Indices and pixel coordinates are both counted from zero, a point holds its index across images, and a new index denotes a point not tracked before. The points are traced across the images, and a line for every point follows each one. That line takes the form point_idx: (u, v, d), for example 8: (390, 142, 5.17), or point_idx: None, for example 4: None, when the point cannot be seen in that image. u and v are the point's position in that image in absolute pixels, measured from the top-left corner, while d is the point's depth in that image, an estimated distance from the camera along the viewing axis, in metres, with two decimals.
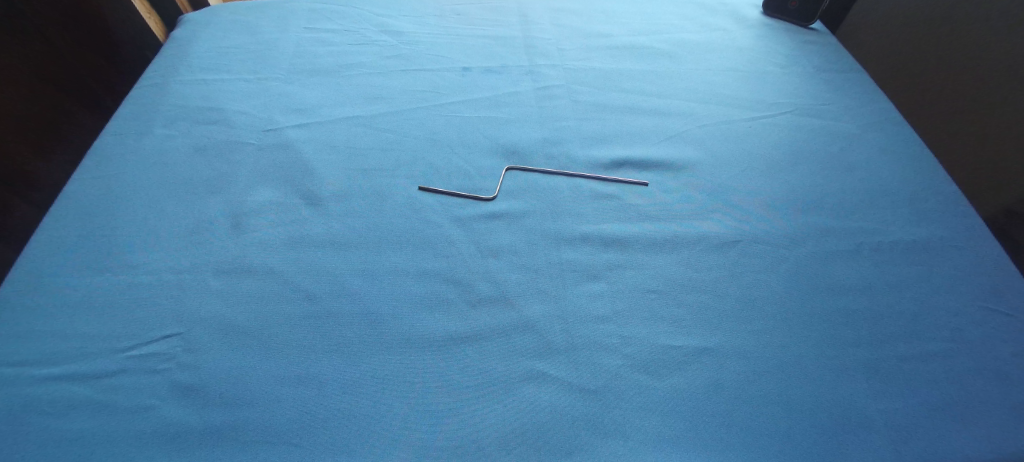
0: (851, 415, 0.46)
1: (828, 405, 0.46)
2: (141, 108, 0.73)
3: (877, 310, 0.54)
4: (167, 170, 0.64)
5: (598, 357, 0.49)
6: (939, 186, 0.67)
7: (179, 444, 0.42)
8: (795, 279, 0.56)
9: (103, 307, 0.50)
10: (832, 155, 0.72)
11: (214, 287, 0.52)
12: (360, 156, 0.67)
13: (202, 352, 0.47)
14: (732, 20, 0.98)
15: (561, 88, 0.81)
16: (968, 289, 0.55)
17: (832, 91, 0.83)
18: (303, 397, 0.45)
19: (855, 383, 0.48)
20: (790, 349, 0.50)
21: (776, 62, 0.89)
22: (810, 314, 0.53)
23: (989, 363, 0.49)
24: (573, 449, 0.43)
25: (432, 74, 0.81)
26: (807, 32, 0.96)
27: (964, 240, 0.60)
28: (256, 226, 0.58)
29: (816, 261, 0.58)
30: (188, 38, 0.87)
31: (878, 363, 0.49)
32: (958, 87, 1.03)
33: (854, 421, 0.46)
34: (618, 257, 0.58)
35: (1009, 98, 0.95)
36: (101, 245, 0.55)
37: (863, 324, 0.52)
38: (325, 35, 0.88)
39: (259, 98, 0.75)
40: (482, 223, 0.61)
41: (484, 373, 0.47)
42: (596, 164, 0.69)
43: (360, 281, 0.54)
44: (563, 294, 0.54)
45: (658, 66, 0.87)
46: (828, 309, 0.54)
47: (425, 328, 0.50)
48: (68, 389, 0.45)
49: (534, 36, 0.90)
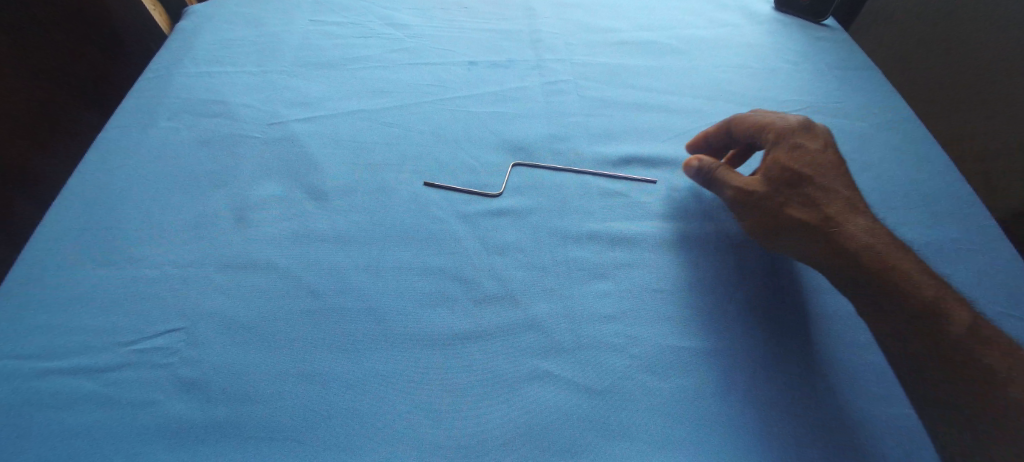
0: (827, 414, 0.46)
1: (819, 405, 0.46)
2: (146, 100, 0.72)
3: (791, 310, 0.53)
4: (170, 164, 0.63)
5: (604, 357, 0.48)
6: (951, 188, 0.66)
7: (181, 439, 0.42)
8: (715, 281, 0.55)
9: (106, 300, 0.50)
10: (844, 153, 0.71)
11: (219, 282, 0.52)
12: (364, 150, 0.67)
13: (205, 346, 0.47)
14: (742, 15, 0.97)
15: (568, 83, 0.80)
16: (979, 292, 0.55)
17: (845, 89, 0.81)
18: (305, 395, 0.45)
19: (836, 383, 0.48)
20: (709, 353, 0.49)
21: (786, 59, 0.87)
22: (728, 317, 0.52)
23: None
24: (578, 449, 0.43)
25: (438, 69, 0.80)
26: (818, 28, 0.95)
27: (973, 242, 0.60)
28: (259, 220, 0.58)
29: (733, 264, 0.57)
30: (191, 30, 0.86)
31: (806, 367, 0.48)
32: (957, 86, 1.05)
33: (830, 421, 0.45)
34: (625, 255, 0.57)
35: (1005, 96, 0.99)
36: (105, 238, 0.55)
37: (780, 325, 0.52)
38: (331, 27, 0.87)
39: (262, 91, 0.75)
40: (489, 220, 0.60)
41: (490, 371, 0.47)
42: (603, 161, 0.68)
43: (364, 278, 0.53)
44: (570, 292, 0.53)
45: (667, 61, 0.85)
46: (743, 310, 0.53)
47: (431, 325, 0.50)
48: (69, 383, 0.44)
49: (541, 31, 0.89)
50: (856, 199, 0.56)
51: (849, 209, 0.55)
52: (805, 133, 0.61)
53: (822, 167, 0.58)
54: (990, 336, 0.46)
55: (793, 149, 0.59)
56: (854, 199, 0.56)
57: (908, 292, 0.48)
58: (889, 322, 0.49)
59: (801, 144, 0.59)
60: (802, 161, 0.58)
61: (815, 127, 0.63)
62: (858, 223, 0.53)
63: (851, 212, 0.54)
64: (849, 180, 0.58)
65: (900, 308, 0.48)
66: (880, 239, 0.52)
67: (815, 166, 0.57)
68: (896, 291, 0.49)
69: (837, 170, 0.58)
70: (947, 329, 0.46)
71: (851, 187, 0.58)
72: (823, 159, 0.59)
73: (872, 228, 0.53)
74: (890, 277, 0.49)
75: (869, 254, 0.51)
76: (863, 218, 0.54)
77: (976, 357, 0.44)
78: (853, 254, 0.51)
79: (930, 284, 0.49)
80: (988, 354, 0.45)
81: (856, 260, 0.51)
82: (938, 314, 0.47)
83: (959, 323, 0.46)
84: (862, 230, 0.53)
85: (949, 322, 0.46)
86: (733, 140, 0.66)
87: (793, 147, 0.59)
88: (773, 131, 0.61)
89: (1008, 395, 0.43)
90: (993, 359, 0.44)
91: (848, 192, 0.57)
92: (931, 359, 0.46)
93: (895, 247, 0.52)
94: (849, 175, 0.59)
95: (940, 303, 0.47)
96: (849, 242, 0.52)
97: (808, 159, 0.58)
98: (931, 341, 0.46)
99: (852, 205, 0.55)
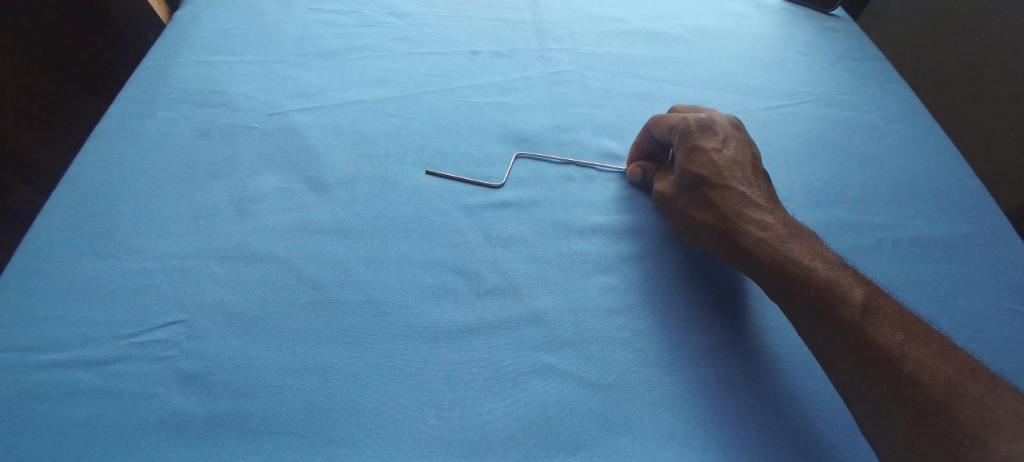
0: (772, 398, 0.46)
1: (765, 389, 0.47)
2: (142, 89, 0.71)
3: (737, 305, 0.52)
4: (169, 155, 0.63)
5: (607, 351, 0.48)
6: (962, 181, 0.65)
7: (182, 433, 0.42)
8: (680, 279, 0.54)
9: (106, 291, 0.49)
10: (853, 146, 0.70)
11: (219, 274, 0.51)
12: (365, 141, 0.66)
13: (205, 338, 0.47)
14: (751, 4, 0.95)
15: (572, 73, 0.79)
16: (989, 288, 0.54)
17: (854, 81, 0.80)
18: (305, 388, 0.44)
19: (792, 371, 0.48)
20: (649, 356, 0.48)
21: (795, 49, 0.86)
22: (673, 319, 0.51)
23: (997, 363, 0.49)
24: (583, 444, 0.42)
25: (440, 58, 0.79)
26: (827, 19, 0.93)
27: (984, 237, 0.59)
28: (259, 211, 0.57)
29: (680, 267, 0.56)
30: (188, 17, 0.84)
31: (753, 360, 0.48)
32: (961, 84, 1.05)
33: (772, 405, 0.46)
34: (630, 248, 0.57)
35: (1006, 97, 0.98)
36: (104, 229, 0.54)
37: (726, 323, 0.51)
38: (332, 16, 0.86)
39: (262, 81, 0.74)
40: (492, 213, 0.59)
41: (494, 365, 0.46)
42: (608, 154, 0.68)
43: (366, 270, 0.53)
44: (573, 286, 0.53)
45: (672, 52, 0.84)
46: (690, 311, 0.52)
47: (434, 319, 0.49)
48: (69, 375, 0.44)
49: (545, 20, 0.88)
50: (755, 193, 0.54)
51: (748, 207, 0.53)
52: (704, 128, 0.58)
53: (722, 164, 0.55)
54: (885, 312, 0.45)
55: (690, 151, 0.56)
56: (754, 194, 0.54)
57: (801, 286, 0.47)
58: (793, 316, 0.47)
59: (699, 143, 0.56)
60: (699, 162, 0.55)
61: (714, 118, 0.59)
62: (756, 220, 0.52)
63: (751, 210, 0.52)
64: (752, 171, 0.56)
65: (800, 302, 0.47)
66: (777, 236, 0.50)
67: (712, 165, 0.55)
68: (793, 288, 0.47)
69: (738, 166, 0.56)
70: (842, 316, 0.45)
71: (753, 179, 0.56)
72: (722, 155, 0.56)
73: (771, 225, 0.51)
74: (786, 274, 0.48)
75: (766, 252, 0.50)
76: (761, 214, 0.52)
77: (874, 337, 0.43)
78: (750, 256, 0.50)
79: (825, 275, 0.47)
80: (884, 332, 0.43)
81: (754, 261, 0.50)
82: (834, 304, 0.45)
83: (855, 307, 0.45)
84: (758, 229, 0.51)
85: (846, 308, 0.45)
86: (653, 143, 0.64)
87: (691, 148, 0.56)
88: (676, 133, 0.58)
89: (908, 371, 0.41)
90: (892, 337, 0.43)
91: (748, 186, 0.55)
92: (834, 345, 0.45)
93: (795, 240, 0.50)
94: (752, 166, 0.56)
95: (835, 292, 0.46)
96: (745, 244, 0.51)
97: (706, 159, 0.55)
98: (830, 329, 0.45)
99: (749, 201, 0.53)
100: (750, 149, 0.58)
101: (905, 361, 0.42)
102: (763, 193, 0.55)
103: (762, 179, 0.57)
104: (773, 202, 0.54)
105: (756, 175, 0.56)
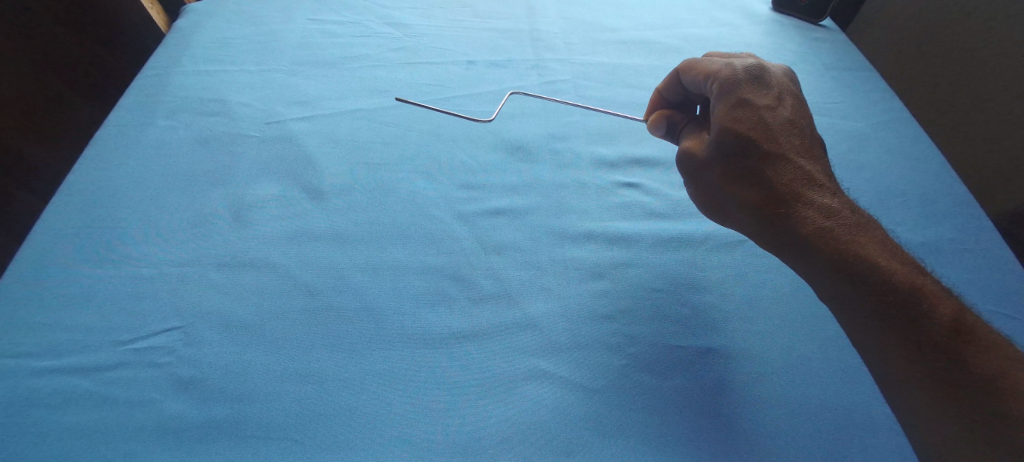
0: (765, 401, 0.47)
1: (758, 392, 0.47)
2: (142, 98, 0.72)
3: (734, 309, 0.53)
4: (169, 163, 0.63)
5: (600, 356, 0.49)
6: (948, 188, 0.66)
7: (178, 439, 0.42)
8: (682, 285, 0.55)
9: (103, 300, 0.50)
10: (842, 153, 0.71)
11: (217, 281, 0.52)
12: (362, 149, 0.67)
13: (203, 345, 0.47)
14: (742, 15, 0.97)
15: (567, 82, 0.80)
16: (976, 292, 0.55)
17: (842, 90, 0.82)
18: (303, 393, 0.45)
19: (783, 376, 0.49)
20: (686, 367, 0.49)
21: (785, 59, 0.87)
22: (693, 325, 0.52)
23: None
24: (573, 448, 0.43)
25: (437, 68, 0.80)
26: (816, 29, 0.95)
27: (971, 243, 0.60)
28: (256, 219, 0.58)
29: (674, 273, 0.57)
30: (189, 26, 0.85)
31: (748, 362, 0.49)
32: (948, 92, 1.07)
33: (765, 407, 0.46)
34: (622, 256, 0.58)
35: (992, 104, 1.00)
36: (102, 236, 0.55)
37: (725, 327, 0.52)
38: (331, 26, 0.87)
39: (261, 90, 0.75)
40: (485, 220, 0.60)
41: (488, 369, 0.47)
42: (602, 162, 0.69)
43: (362, 277, 0.53)
44: (567, 292, 0.53)
45: (666, 61, 0.86)
46: (694, 313, 0.53)
47: (429, 325, 0.50)
48: (67, 382, 0.44)
49: (540, 30, 0.89)
50: (807, 166, 0.53)
51: (799, 180, 0.52)
52: (752, 83, 0.57)
53: (770, 124, 0.55)
54: (982, 333, 0.42)
55: (735, 107, 0.56)
56: (807, 167, 0.53)
57: (862, 278, 0.46)
58: (845, 306, 0.47)
59: (746, 100, 0.56)
60: (745, 122, 0.55)
61: (765, 71, 0.59)
62: (807, 195, 0.51)
63: (803, 186, 0.52)
64: (802, 138, 0.55)
65: (856, 288, 0.46)
66: (835, 216, 0.49)
67: (758, 125, 0.54)
68: (846, 269, 0.47)
69: (788, 128, 0.55)
70: (919, 321, 0.43)
71: (802, 145, 0.55)
72: (770, 114, 0.56)
73: (829, 203, 0.50)
74: (840, 264, 0.47)
75: (816, 236, 0.48)
76: (812, 190, 0.51)
77: (969, 360, 0.41)
78: (796, 236, 0.50)
79: (892, 265, 0.46)
80: (980, 358, 0.41)
81: (800, 239, 0.49)
82: (908, 302, 0.44)
83: (939, 315, 0.43)
84: (813, 211, 0.50)
85: (921, 313, 0.43)
86: (685, 86, 0.66)
87: (737, 104, 0.56)
88: (719, 83, 0.58)
89: (1007, 405, 0.39)
90: (990, 364, 0.41)
91: (801, 155, 0.54)
92: (894, 354, 0.44)
93: (857, 223, 0.49)
94: (802, 132, 0.56)
95: (909, 286, 0.44)
96: (793, 224, 0.50)
97: (753, 118, 0.55)
98: (895, 333, 0.44)
99: (801, 176, 0.52)
100: (802, 111, 0.57)
101: (1003, 394, 0.40)
102: (818, 166, 0.54)
103: (813, 145, 0.56)
104: (831, 180, 0.53)
105: (806, 140, 0.55)
